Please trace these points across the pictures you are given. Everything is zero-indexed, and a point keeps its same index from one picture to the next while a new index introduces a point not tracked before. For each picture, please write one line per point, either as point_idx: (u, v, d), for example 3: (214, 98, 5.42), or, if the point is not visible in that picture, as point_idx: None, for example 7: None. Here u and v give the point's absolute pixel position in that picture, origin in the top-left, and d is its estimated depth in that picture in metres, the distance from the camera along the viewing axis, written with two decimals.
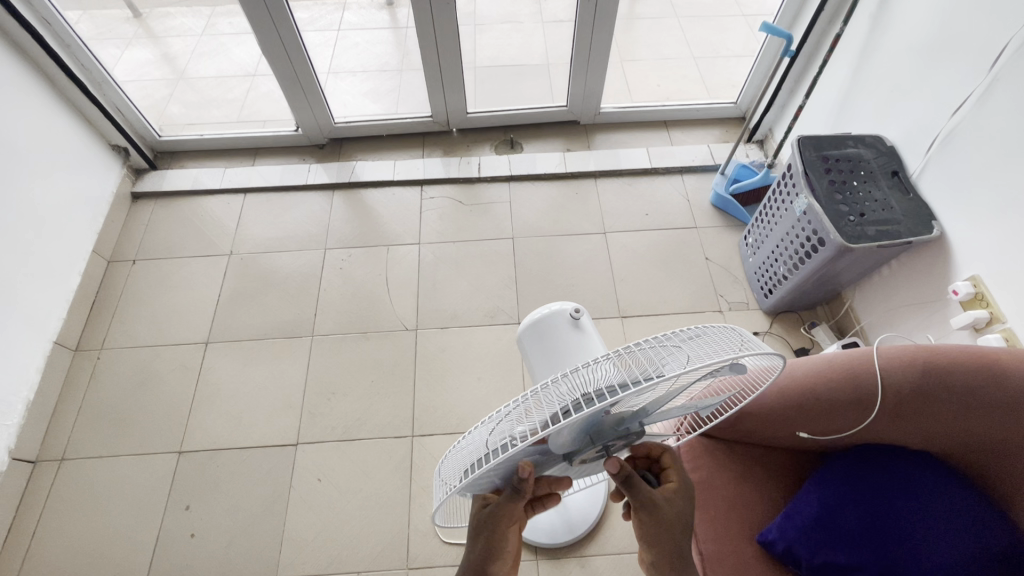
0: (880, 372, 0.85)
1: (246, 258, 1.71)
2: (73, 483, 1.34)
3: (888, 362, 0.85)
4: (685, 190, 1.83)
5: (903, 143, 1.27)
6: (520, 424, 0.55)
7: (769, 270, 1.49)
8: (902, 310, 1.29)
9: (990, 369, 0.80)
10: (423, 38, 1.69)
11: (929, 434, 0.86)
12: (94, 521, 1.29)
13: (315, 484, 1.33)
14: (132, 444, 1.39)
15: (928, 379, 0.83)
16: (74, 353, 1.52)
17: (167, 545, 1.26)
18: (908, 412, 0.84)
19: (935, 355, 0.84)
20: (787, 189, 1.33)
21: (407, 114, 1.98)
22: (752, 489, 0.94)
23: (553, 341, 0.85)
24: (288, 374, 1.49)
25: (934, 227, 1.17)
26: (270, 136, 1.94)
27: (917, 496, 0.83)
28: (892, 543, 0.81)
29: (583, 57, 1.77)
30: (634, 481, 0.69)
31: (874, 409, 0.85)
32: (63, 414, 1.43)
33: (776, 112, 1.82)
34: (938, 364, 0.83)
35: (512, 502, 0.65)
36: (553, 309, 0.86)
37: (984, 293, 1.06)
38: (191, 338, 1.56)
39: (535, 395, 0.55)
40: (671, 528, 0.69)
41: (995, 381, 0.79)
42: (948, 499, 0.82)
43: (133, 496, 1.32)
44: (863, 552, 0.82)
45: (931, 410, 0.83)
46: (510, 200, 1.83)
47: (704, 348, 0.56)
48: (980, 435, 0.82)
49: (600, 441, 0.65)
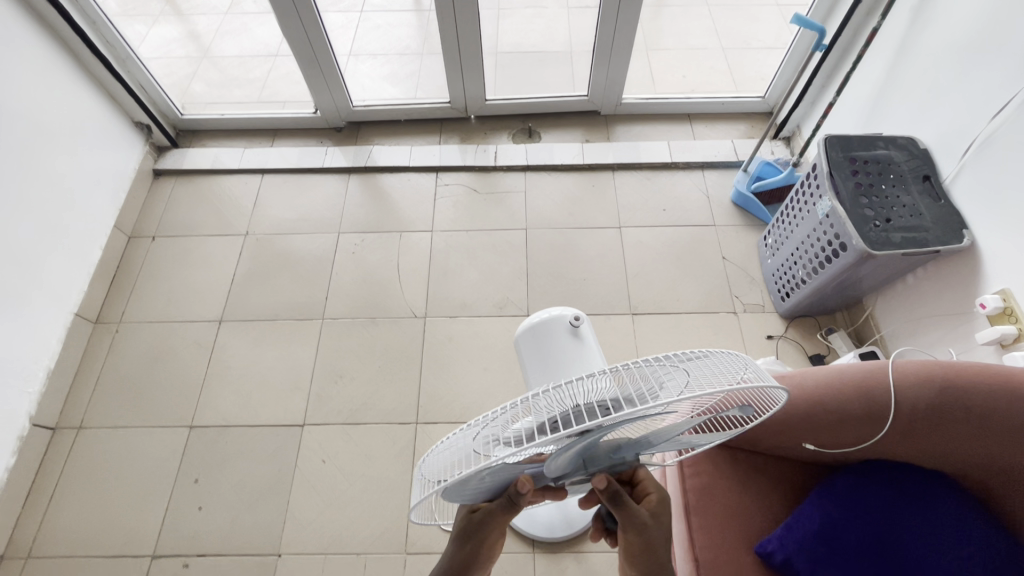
0: (895, 387, 0.82)
1: (262, 239, 1.73)
2: (90, 450, 1.38)
3: (904, 378, 0.82)
4: (705, 186, 1.79)
5: (936, 146, 1.21)
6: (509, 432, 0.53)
7: (788, 273, 1.45)
8: (925, 322, 1.24)
9: (1012, 390, 0.77)
10: (443, 22, 1.67)
11: (942, 452, 0.83)
12: (108, 487, 1.34)
13: (320, 465, 1.35)
14: (146, 416, 1.43)
15: (945, 398, 0.79)
16: (95, 325, 1.57)
17: (176, 515, 1.30)
18: (921, 428, 0.82)
19: (953, 371, 0.80)
20: (811, 189, 1.28)
21: (426, 99, 1.96)
22: (752, 498, 0.93)
23: (549, 347, 0.81)
24: (298, 356, 1.51)
25: (965, 236, 1.12)
26: (289, 117, 1.95)
27: (925, 516, 0.80)
28: (897, 562, 0.78)
29: (606, 45, 1.73)
30: (623, 500, 0.68)
31: (885, 425, 0.83)
32: (82, 384, 1.47)
33: (805, 108, 1.75)
34: (955, 380, 0.79)
35: (506, 513, 0.66)
36: (552, 312, 0.83)
37: (1013, 308, 1.01)
38: (206, 316, 1.59)
39: (527, 403, 0.53)
40: (655, 551, 0.67)
41: (1016, 403, 0.76)
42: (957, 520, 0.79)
43: (146, 466, 1.36)
44: (865, 569, 0.79)
45: (944, 426, 0.80)
46: (525, 190, 1.81)
47: (706, 373, 0.55)
48: (993, 457, 0.80)
49: (592, 465, 0.65)
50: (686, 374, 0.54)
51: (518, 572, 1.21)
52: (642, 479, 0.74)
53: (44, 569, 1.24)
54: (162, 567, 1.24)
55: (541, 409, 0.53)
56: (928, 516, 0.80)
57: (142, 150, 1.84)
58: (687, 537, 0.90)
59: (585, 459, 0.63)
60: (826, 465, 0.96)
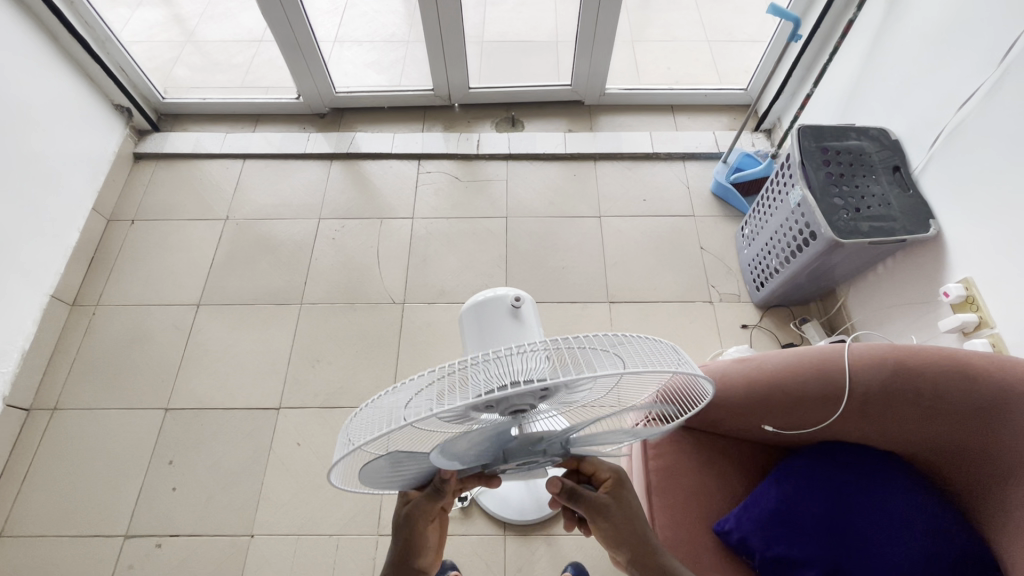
0: (850, 370, 0.83)
1: (242, 223, 1.73)
2: (63, 431, 1.38)
3: (859, 360, 0.83)
4: (685, 177, 1.80)
5: (907, 137, 1.22)
6: (439, 397, 0.53)
7: (762, 263, 1.46)
8: (893, 311, 1.26)
9: (962, 371, 0.78)
10: (426, 9, 1.66)
11: (897, 433, 0.85)
12: (82, 468, 1.34)
13: (295, 448, 1.36)
14: (122, 398, 1.43)
15: (899, 380, 0.81)
16: (72, 308, 1.56)
17: (150, 496, 1.31)
18: (875, 409, 0.83)
19: (907, 353, 0.82)
20: (784, 179, 1.29)
21: (409, 86, 1.96)
22: (713, 479, 0.94)
23: (491, 327, 0.78)
24: (276, 339, 1.52)
25: (931, 226, 1.14)
26: (272, 103, 1.94)
27: (878, 496, 0.82)
28: (848, 541, 0.80)
29: (589, 34, 1.73)
30: (577, 493, 0.76)
31: (840, 406, 0.84)
32: (59, 365, 1.47)
33: (785, 100, 1.76)
34: (909, 363, 0.81)
35: (432, 501, 0.73)
36: (495, 291, 0.79)
37: (975, 297, 1.03)
38: (184, 299, 1.58)
39: (465, 373, 0.53)
40: (626, 527, 0.74)
41: (965, 384, 0.78)
42: (908, 500, 0.81)
43: (120, 447, 1.36)
44: (818, 547, 0.81)
45: (897, 407, 0.82)
46: (507, 178, 1.81)
47: (640, 357, 0.57)
48: (944, 437, 0.82)
49: (513, 459, 0.70)
50: (620, 355, 0.56)
51: (488, 554, 1.23)
52: (593, 468, 0.81)
53: (16, 549, 1.24)
54: (135, 547, 1.24)
55: (475, 380, 0.54)
56: (881, 494, 0.82)
57: (123, 133, 1.83)
58: (648, 517, 0.92)
59: (502, 443, 0.68)
60: (787, 446, 0.97)
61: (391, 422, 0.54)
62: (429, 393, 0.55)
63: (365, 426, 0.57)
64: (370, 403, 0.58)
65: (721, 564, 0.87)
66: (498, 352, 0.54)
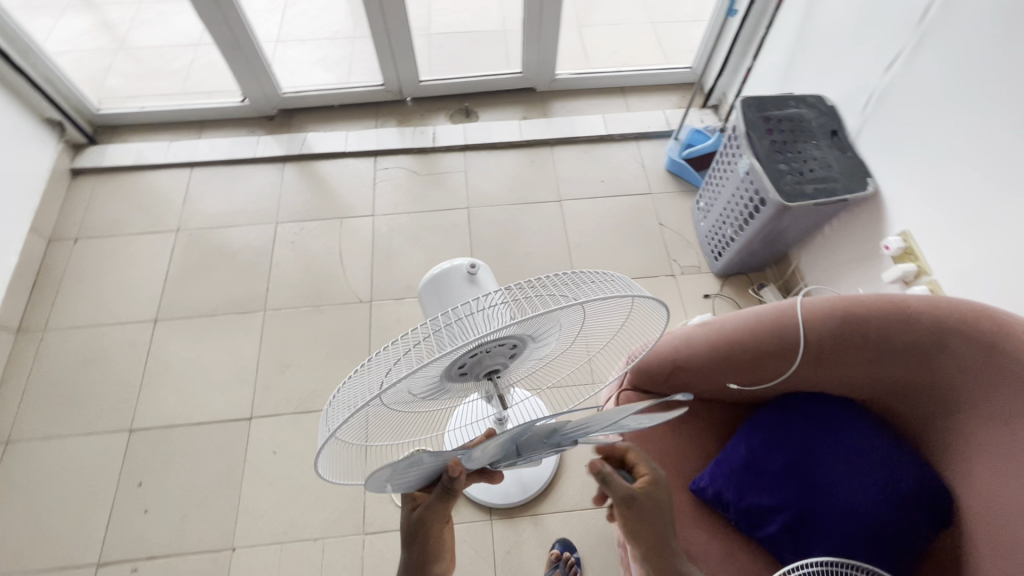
0: (802, 323, 0.88)
1: (195, 233, 1.67)
2: (20, 464, 1.32)
3: (809, 313, 0.88)
4: (640, 156, 1.83)
5: (842, 103, 1.28)
6: (408, 357, 0.56)
7: (718, 233, 1.51)
8: (841, 269, 1.33)
9: (903, 313, 0.83)
10: (369, 5, 1.64)
11: (850, 378, 0.90)
12: (44, 499, 1.28)
13: (271, 456, 1.33)
14: (81, 423, 1.37)
15: (847, 328, 0.86)
16: (17, 334, 1.49)
17: (121, 520, 1.26)
18: (829, 358, 0.88)
19: (853, 303, 0.86)
20: (732, 149, 1.34)
21: (359, 83, 1.93)
22: (687, 441, 0.98)
23: (450, 297, 0.81)
24: (241, 349, 1.48)
25: (869, 184, 1.20)
26: (216, 108, 1.87)
27: (838, 442, 0.86)
28: (813, 485, 0.84)
29: (535, 21, 1.74)
30: (610, 479, 0.73)
31: (796, 358, 0.89)
32: (8, 398, 1.40)
33: (729, 76, 1.81)
34: (856, 311, 0.86)
35: (443, 501, 0.66)
36: (450, 262, 0.83)
37: (913, 248, 1.10)
38: (140, 316, 1.52)
39: (429, 333, 0.56)
40: (653, 523, 0.74)
41: (907, 326, 0.82)
42: (866, 442, 0.86)
43: (84, 474, 1.31)
44: (786, 494, 0.85)
45: (849, 354, 0.87)
46: (466, 169, 1.81)
47: (595, 287, 0.61)
48: (892, 378, 0.87)
49: (526, 453, 0.67)
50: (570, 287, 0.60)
51: (476, 540, 1.24)
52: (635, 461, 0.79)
53: None
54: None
55: (439, 340, 0.57)
56: (840, 438, 0.86)
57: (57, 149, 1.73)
58: None
59: (519, 436, 0.64)
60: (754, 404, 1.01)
61: (368, 391, 0.57)
62: (398, 357, 0.58)
63: (345, 402, 0.60)
64: (347, 381, 0.61)
65: (698, 520, 0.91)
66: (458, 305, 0.58)
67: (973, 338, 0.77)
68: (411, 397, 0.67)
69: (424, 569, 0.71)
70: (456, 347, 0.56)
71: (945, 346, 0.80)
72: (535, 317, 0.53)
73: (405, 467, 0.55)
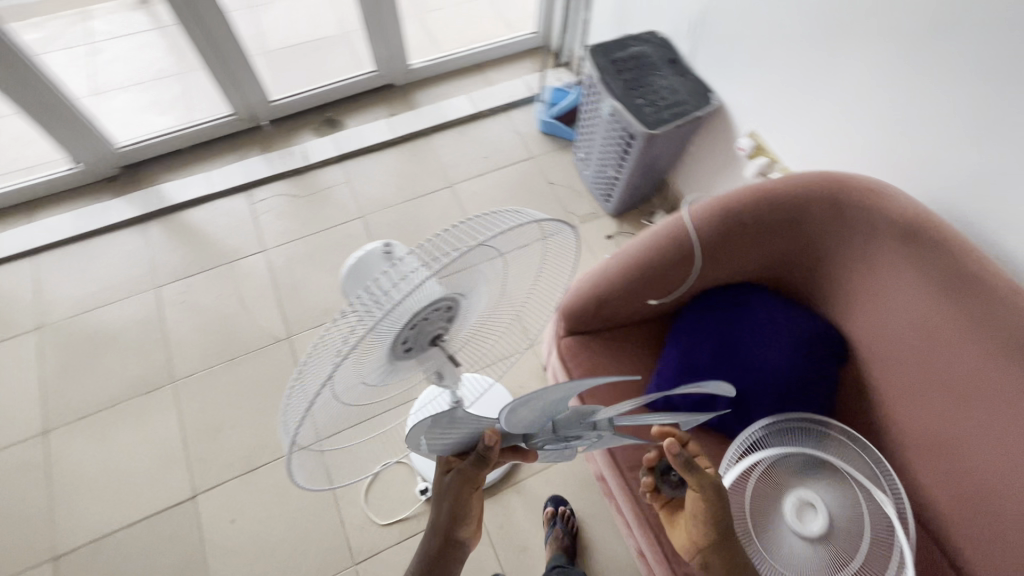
0: (692, 230, 0.98)
1: (62, 325, 1.47)
2: None
3: (695, 220, 0.98)
4: (514, 125, 1.89)
5: (673, 33, 1.42)
6: (344, 343, 0.54)
7: (603, 177, 1.62)
8: (712, 179, 1.48)
9: (766, 197, 0.95)
10: (191, 35, 1.53)
11: (741, 263, 1.02)
12: None
13: (230, 526, 1.24)
14: None
15: (728, 223, 0.97)
16: None
17: None
18: (721, 252, 0.99)
19: (726, 200, 0.97)
20: (593, 96, 1.43)
21: (204, 118, 1.78)
22: (627, 364, 1.06)
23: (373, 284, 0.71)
24: (160, 430, 1.34)
25: (714, 98, 1.34)
26: (41, 183, 1.64)
27: (747, 322, 0.99)
28: (739, 362, 0.96)
29: (374, 15, 1.70)
30: (691, 463, 0.69)
31: (695, 261, 1.00)
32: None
33: (572, 32, 1.91)
34: (729, 206, 0.97)
35: (478, 467, 0.64)
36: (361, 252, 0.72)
37: (762, 143, 1.26)
38: (23, 433, 1.33)
39: (359, 314, 0.54)
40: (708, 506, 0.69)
41: (773, 207, 0.95)
42: (767, 312, 0.99)
43: None
44: (721, 377, 0.96)
45: (737, 246, 0.99)
46: (348, 179, 1.76)
47: (502, 224, 0.61)
48: (773, 253, 1.00)
49: (563, 433, 0.61)
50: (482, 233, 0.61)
51: None
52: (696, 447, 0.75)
53: None
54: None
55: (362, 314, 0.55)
56: (751, 316, 0.99)
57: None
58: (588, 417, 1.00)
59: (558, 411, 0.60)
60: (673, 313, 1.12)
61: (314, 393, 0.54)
62: (335, 344, 0.55)
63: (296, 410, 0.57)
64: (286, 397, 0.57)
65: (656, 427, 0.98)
66: (373, 280, 0.57)
67: (827, 204, 0.92)
68: (361, 390, 0.66)
69: (449, 534, 0.65)
70: (392, 313, 0.56)
71: (806, 215, 0.94)
72: (457, 259, 0.55)
73: (440, 426, 0.55)
